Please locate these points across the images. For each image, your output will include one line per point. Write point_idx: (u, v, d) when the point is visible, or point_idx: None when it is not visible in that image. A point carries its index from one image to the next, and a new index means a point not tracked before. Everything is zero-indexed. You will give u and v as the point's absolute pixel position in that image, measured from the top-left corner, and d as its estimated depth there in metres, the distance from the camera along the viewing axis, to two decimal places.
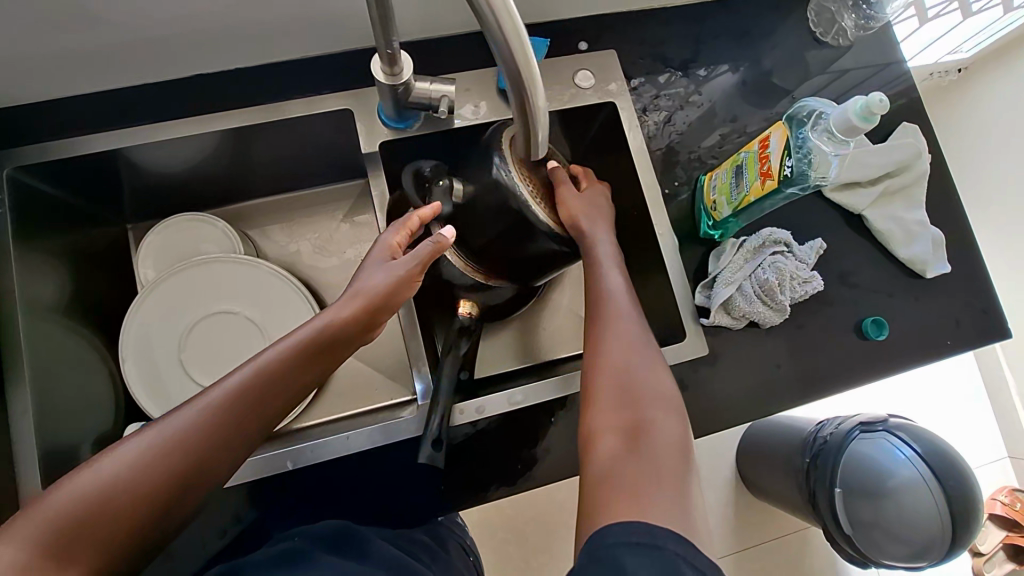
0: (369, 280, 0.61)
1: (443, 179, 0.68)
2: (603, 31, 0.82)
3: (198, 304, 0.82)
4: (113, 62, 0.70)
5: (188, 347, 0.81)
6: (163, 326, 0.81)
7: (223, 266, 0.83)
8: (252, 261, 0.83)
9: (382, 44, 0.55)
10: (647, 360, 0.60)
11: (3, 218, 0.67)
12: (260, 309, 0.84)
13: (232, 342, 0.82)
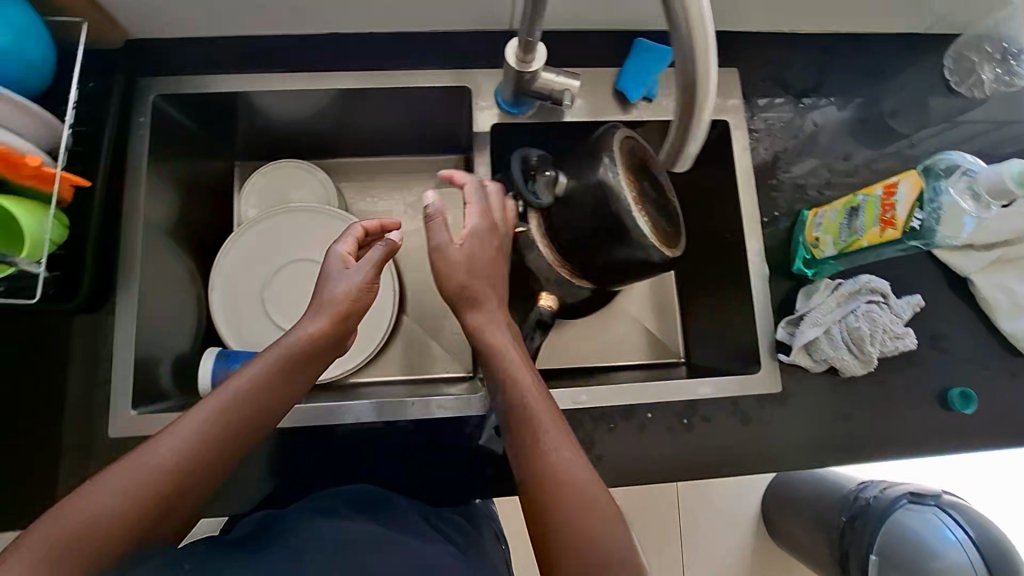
0: (333, 287, 0.60)
1: (548, 171, 0.69)
2: (727, 47, 0.80)
3: (287, 248, 0.86)
4: (253, 11, 0.73)
5: (272, 288, 0.85)
6: (252, 263, 0.85)
7: (315, 217, 0.86)
8: (343, 216, 0.86)
9: (526, 31, 0.57)
10: (591, 515, 0.50)
11: (142, 140, 0.73)
12: None
13: (312, 291, 0.85)
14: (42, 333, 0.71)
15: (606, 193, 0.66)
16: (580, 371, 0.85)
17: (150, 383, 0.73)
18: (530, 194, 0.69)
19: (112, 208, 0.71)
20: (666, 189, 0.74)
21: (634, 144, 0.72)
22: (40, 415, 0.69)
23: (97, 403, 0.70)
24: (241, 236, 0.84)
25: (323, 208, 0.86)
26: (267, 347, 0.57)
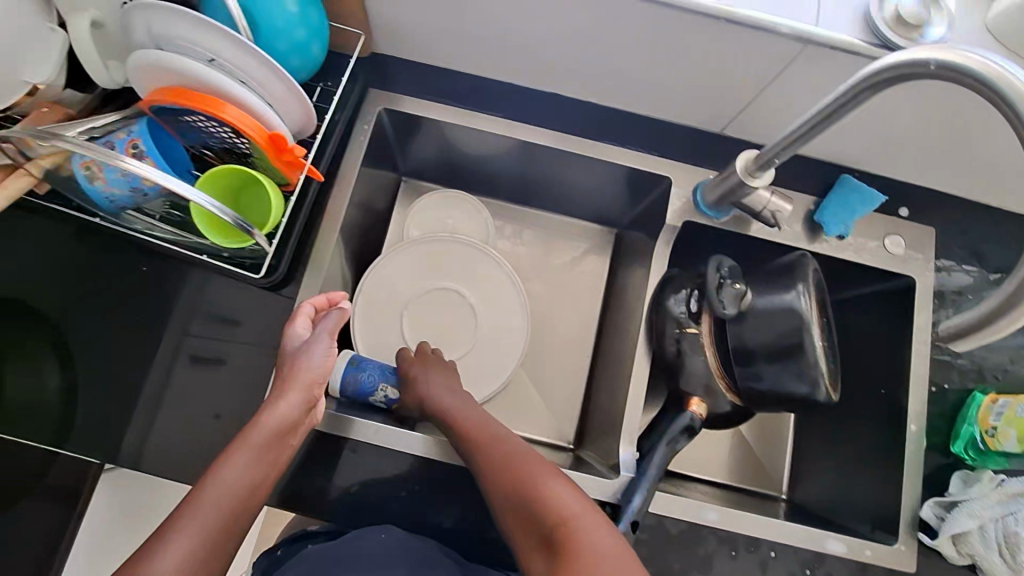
0: (309, 356, 0.63)
1: (738, 284, 0.69)
2: (929, 204, 0.78)
3: (436, 275, 0.87)
4: (487, 58, 0.76)
5: (413, 306, 0.86)
6: (401, 282, 0.86)
7: (469, 252, 0.87)
8: (494, 258, 0.87)
9: (782, 145, 0.61)
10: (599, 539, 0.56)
11: (360, 146, 0.77)
12: (484, 301, 0.87)
13: (448, 320, 0.86)
14: (219, 298, 0.75)
15: (796, 330, 0.67)
16: (689, 479, 0.82)
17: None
18: (717, 301, 0.70)
19: (319, 202, 0.75)
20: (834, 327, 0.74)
21: (823, 281, 0.72)
22: (195, 372, 0.73)
23: (253, 380, 0.73)
24: (400, 251, 0.87)
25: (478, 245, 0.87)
26: (271, 399, 0.61)
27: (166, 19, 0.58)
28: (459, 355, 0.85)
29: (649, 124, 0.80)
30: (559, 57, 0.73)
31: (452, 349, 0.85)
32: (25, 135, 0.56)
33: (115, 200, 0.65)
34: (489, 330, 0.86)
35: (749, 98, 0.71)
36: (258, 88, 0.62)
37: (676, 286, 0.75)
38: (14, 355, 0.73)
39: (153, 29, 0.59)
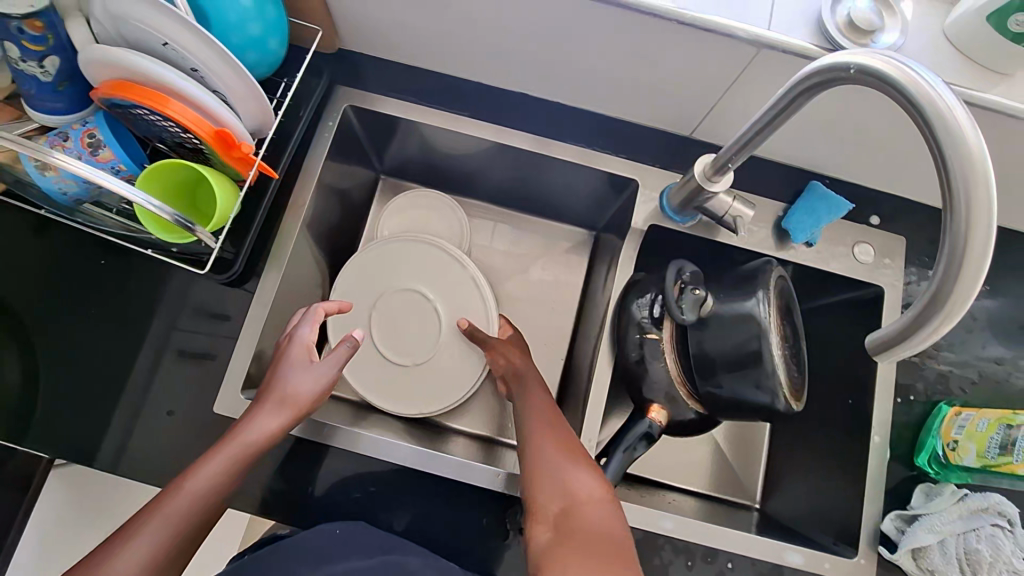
0: (304, 335, 0.69)
1: (699, 290, 0.68)
2: (900, 213, 0.77)
3: (404, 275, 0.84)
4: (454, 56, 0.76)
5: (377, 307, 0.84)
6: (370, 281, 0.84)
7: (436, 254, 0.84)
8: (466, 260, 0.85)
9: (743, 140, 0.59)
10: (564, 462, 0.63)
11: (324, 142, 0.77)
12: (444, 297, 0.84)
13: (413, 319, 0.84)
14: (187, 295, 0.75)
15: (756, 335, 0.66)
16: (642, 485, 0.80)
17: (257, 372, 0.74)
18: (676, 307, 0.68)
19: (280, 199, 0.76)
20: (802, 341, 0.71)
21: (787, 286, 0.71)
22: (160, 367, 0.73)
23: (214, 374, 0.73)
24: (371, 249, 0.84)
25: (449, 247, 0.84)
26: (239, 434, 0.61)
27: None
28: (424, 359, 0.82)
29: (618, 126, 0.79)
30: (528, 58, 0.72)
31: (422, 350, 0.83)
32: None
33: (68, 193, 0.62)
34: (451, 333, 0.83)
35: (713, 104, 0.70)
36: (211, 78, 0.60)
37: (640, 291, 0.74)
38: None
39: (106, 4, 0.56)
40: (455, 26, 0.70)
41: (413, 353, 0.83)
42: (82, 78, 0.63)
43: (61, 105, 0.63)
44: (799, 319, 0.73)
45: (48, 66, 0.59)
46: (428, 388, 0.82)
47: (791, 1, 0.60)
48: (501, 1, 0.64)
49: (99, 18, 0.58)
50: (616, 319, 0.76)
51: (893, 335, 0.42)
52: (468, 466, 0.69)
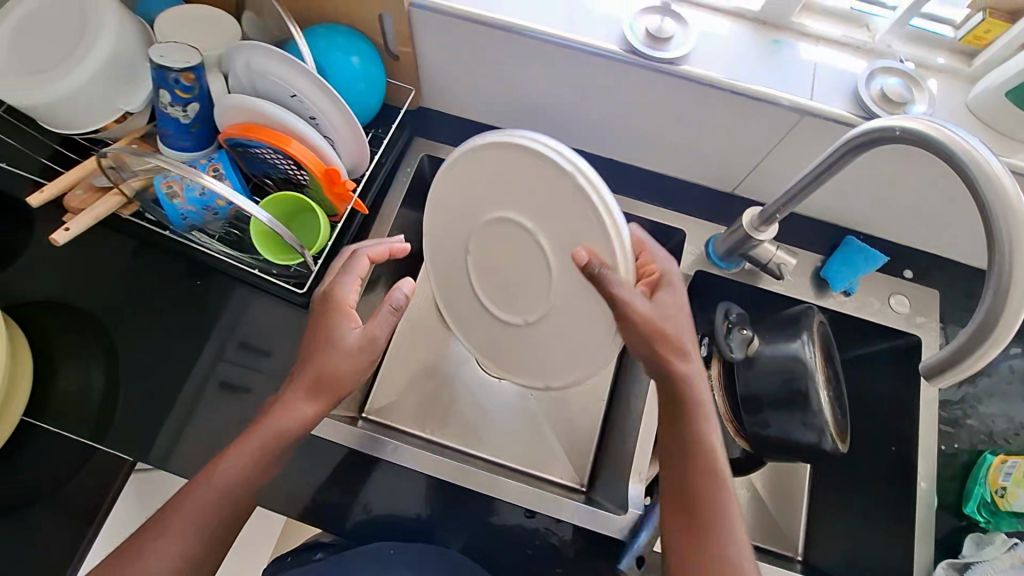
0: (347, 293, 0.65)
1: (746, 330, 0.74)
2: (933, 268, 0.82)
3: (485, 195, 0.63)
4: (521, 115, 0.85)
5: (473, 250, 0.69)
6: (465, 209, 0.67)
7: (548, 169, 0.56)
8: (583, 176, 0.55)
9: (787, 194, 0.66)
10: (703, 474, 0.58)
11: (401, 186, 0.86)
12: (537, 213, 0.61)
13: (517, 267, 0.66)
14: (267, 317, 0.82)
15: (802, 373, 0.70)
16: None
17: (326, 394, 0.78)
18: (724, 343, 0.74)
19: (360, 234, 0.84)
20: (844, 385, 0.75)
21: (827, 330, 0.75)
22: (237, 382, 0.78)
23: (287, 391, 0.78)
24: (451, 164, 0.64)
25: (570, 165, 0.55)
26: (278, 417, 0.61)
27: (263, 57, 0.67)
28: (536, 318, 0.67)
29: (666, 181, 0.87)
30: (591, 119, 0.81)
31: (534, 279, 0.65)
32: (122, 153, 0.66)
33: (189, 216, 0.73)
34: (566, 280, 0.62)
35: (756, 163, 0.78)
36: (324, 123, 0.71)
37: None
38: (72, 359, 0.79)
39: (249, 61, 0.69)
40: (526, 90, 0.80)
41: (526, 309, 0.67)
42: (211, 122, 0.75)
43: (189, 142, 0.75)
44: (840, 363, 0.77)
45: (189, 110, 0.71)
46: (553, 345, 0.68)
47: (830, 76, 0.69)
48: (570, 70, 0.74)
49: (239, 71, 0.71)
50: None
51: (946, 359, 0.47)
52: (517, 488, 0.73)
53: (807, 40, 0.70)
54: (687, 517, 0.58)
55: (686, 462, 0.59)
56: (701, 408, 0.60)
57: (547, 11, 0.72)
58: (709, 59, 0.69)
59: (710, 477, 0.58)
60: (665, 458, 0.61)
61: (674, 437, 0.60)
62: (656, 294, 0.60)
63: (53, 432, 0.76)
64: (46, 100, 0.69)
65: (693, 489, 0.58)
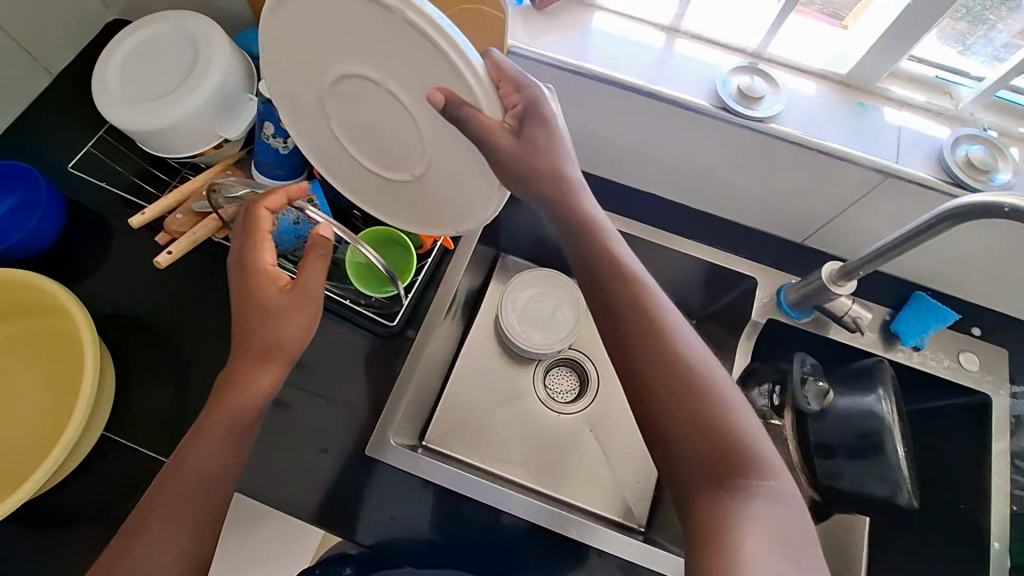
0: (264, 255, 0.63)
1: (821, 382, 0.75)
2: (1000, 327, 0.83)
3: (326, 46, 0.52)
4: (599, 158, 0.88)
5: (330, 112, 0.60)
6: (297, 61, 0.56)
7: (376, 10, 0.46)
8: (475, 76, 0.47)
9: (880, 252, 0.67)
10: (657, 358, 0.52)
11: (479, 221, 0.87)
12: (397, 77, 0.52)
13: (384, 118, 0.57)
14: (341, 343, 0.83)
15: (880, 428, 0.70)
16: None
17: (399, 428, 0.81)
18: (801, 395, 0.75)
19: (438, 268, 0.86)
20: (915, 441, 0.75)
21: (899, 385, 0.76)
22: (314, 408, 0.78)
23: (364, 419, 0.78)
24: (273, 23, 0.53)
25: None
26: (248, 374, 0.60)
27: None
28: (420, 171, 0.61)
29: (737, 229, 0.89)
30: (669, 164, 0.83)
31: (408, 144, 0.59)
32: (230, 182, 0.67)
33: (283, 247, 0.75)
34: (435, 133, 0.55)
35: (833, 216, 0.80)
36: None
37: (758, 379, 0.82)
38: (150, 378, 0.80)
39: None
40: (611, 135, 0.82)
41: (406, 162, 0.61)
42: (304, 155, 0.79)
43: (282, 172, 0.78)
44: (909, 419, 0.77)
45: (289, 142, 0.75)
46: (444, 191, 0.62)
47: (915, 141, 0.71)
48: (659, 119, 0.76)
49: None
50: None
51: None
52: (593, 529, 0.74)
53: (891, 104, 0.73)
54: (683, 415, 0.50)
55: (655, 353, 0.51)
56: (624, 272, 0.54)
57: (642, 64, 0.74)
58: (798, 118, 0.71)
59: (672, 364, 0.51)
60: (618, 348, 0.53)
61: (614, 321, 0.53)
62: (522, 125, 0.52)
63: (129, 449, 0.77)
64: (156, 125, 0.71)
65: (684, 393, 0.50)
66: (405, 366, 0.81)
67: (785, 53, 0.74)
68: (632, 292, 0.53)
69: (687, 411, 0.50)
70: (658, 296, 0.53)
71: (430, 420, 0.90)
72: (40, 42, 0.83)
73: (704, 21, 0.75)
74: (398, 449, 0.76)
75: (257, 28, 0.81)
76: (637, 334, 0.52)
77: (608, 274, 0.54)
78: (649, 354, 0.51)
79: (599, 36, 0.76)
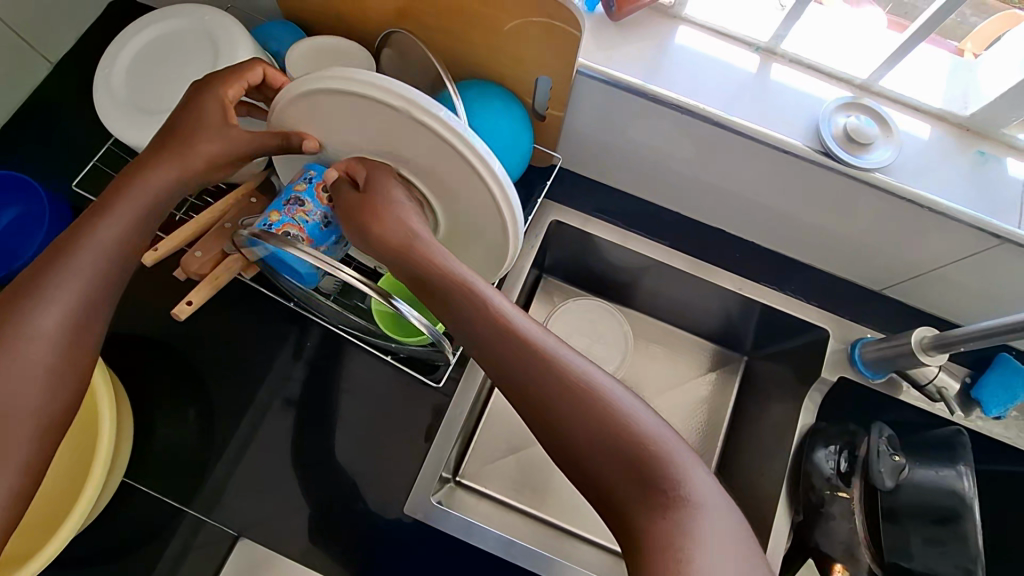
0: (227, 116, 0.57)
1: (898, 457, 0.68)
2: None
3: (341, 136, 0.57)
4: (665, 186, 0.78)
5: None
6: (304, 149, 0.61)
7: (383, 110, 0.51)
8: (486, 168, 0.52)
9: (991, 332, 0.59)
10: (575, 414, 0.48)
11: (526, 255, 0.79)
12: (397, 145, 0.55)
13: None
14: (372, 384, 0.76)
15: (959, 513, 0.67)
16: None
17: (441, 472, 0.76)
18: (876, 472, 0.68)
19: None
20: None
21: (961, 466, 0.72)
22: (348, 454, 0.74)
23: (399, 468, 0.73)
24: (284, 115, 0.57)
25: (398, 100, 0.49)
26: (105, 213, 0.53)
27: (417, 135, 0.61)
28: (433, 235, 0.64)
29: (809, 271, 0.81)
30: (743, 199, 0.75)
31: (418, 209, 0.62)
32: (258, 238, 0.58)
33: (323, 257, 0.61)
34: (438, 184, 0.57)
35: (926, 270, 0.72)
36: None
37: (825, 440, 0.75)
38: (168, 413, 0.74)
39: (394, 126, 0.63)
40: (682, 167, 0.73)
41: None
42: None
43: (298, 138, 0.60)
44: None
45: None
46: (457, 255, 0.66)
47: None
48: (745, 155, 0.67)
49: None
50: (795, 467, 0.76)
51: None
52: None
53: (1015, 154, 0.64)
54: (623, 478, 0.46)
55: (612, 466, 0.46)
56: (580, 382, 0.49)
57: (730, 93, 0.64)
58: (906, 167, 0.63)
59: (582, 413, 0.48)
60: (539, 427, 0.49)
61: (560, 441, 0.48)
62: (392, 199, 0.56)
63: (147, 492, 0.72)
64: None
65: (605, 448, 0.47)
66: (444, 414, 0.75)
67: (899, 87, 0.64)
68: (589, 413, 0.47)
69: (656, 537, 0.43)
70: (623, 405, 0.48)
71: (463, 457, 0.85)
72: (34, 27, 0.72)
73: (808, 44, 0.65)
74: (437, 507, 0.72)
75: (279, 22, 0.70)
76: (539, 400, 0.49)
77: (552, 393, 0.48)
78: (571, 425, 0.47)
79: (684, 55, 0.65)
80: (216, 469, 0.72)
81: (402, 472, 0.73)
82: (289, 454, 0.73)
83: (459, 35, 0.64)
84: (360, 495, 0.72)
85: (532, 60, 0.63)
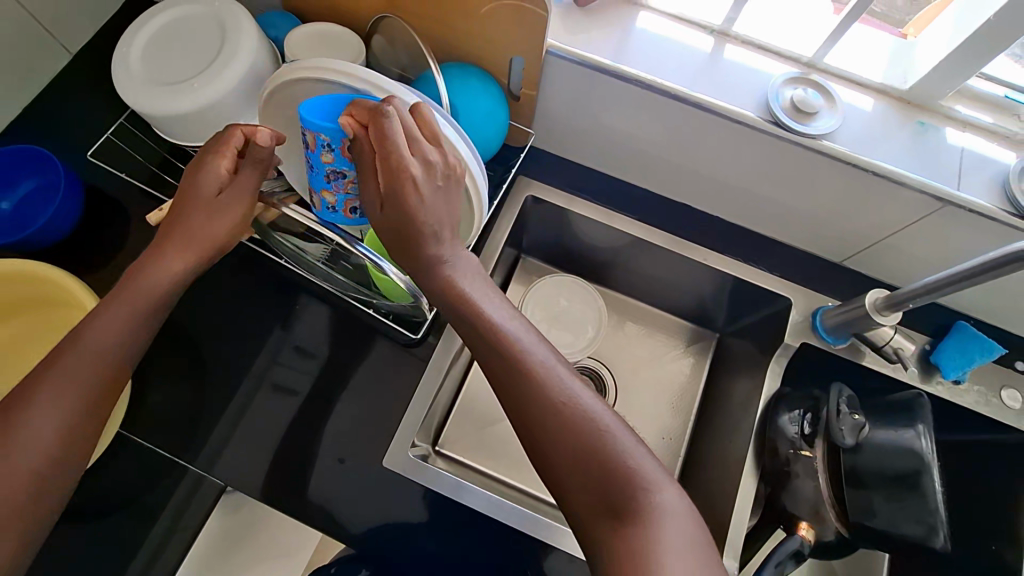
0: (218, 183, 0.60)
1: (857, 415, 0.71)
2: None
3: None
4: (634, 164, 0.84)
5: None
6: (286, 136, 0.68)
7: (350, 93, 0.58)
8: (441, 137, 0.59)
9: (934, 286, 0.62)
10: (539, 406, 0.53)
11: (504, 228, 0.84)
12: None
13: None
14: (355, 347, 0.80)
15: (918, 469, 0.68)
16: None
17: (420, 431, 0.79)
18: (836, 430, 0.71)
19: None
20: None
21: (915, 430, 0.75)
22: (331, 412, 0.77)
23: (379, 427, 0.77)
24: (267, 105, 0.65)
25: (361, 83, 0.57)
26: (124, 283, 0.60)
27: None
28: None
29: (773, 247, 0.85)
30: (706, 175, 0.79)
31: None
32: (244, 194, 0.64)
33: None
34: None
35: (879, 239, 0.76)
36: None
37: (789, 405, 0.78)
38: (159, 373, 0.77)
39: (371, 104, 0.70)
40: (647, 144, 0.79)
41: None
42: None
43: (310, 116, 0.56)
44: None
45: None
46: None
47: (976, 167, 0.67)
48: (703, 129, 0.72)
49: None
50: (762, 432, 0.79)
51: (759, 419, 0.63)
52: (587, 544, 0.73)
53: (953, 124, 0.69)
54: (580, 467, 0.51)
55: (590, 490, 0.50)
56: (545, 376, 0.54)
57: (687, 70, 0.70)
58: (850, 136, 0.67)
59: (545, 405, 0.52)
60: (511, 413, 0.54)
61: (545, 459, 0.52)
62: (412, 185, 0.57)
63: (140, 447, 0.75)
64: (175, 110, 0.67)
65: (567, 436, 0.51)
66: (423, 375, 0.79)
67: (842, 64, 0.70)
68: (564, 423, 0.52)
69: (618, 557, 0.48)
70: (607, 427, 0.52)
71: (442, 427, 0.87)
72: (56, 15, 0.79)
73: (757, 28, 0.71)
74: (415, 462, 0.75)
75: (280, 14, 0.78)
76: (510, 389, 0.54)
77: (520, 385, 0.53)
78: (536, 413, 0.52)
79: (645, 38, 0.72)
80: (203, 425, 0.75)
81: (382, 430, 0.76)
82: (273, 411, 0.76)
83: (436, 19, 0.70)
84: (340, 451, 0.75)
85: (503, 41, 0.69)
